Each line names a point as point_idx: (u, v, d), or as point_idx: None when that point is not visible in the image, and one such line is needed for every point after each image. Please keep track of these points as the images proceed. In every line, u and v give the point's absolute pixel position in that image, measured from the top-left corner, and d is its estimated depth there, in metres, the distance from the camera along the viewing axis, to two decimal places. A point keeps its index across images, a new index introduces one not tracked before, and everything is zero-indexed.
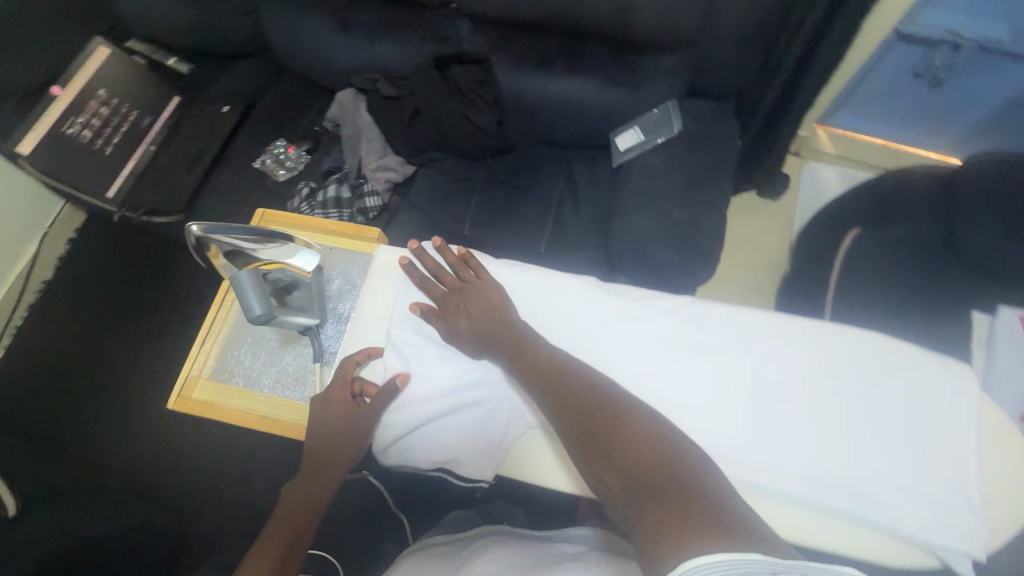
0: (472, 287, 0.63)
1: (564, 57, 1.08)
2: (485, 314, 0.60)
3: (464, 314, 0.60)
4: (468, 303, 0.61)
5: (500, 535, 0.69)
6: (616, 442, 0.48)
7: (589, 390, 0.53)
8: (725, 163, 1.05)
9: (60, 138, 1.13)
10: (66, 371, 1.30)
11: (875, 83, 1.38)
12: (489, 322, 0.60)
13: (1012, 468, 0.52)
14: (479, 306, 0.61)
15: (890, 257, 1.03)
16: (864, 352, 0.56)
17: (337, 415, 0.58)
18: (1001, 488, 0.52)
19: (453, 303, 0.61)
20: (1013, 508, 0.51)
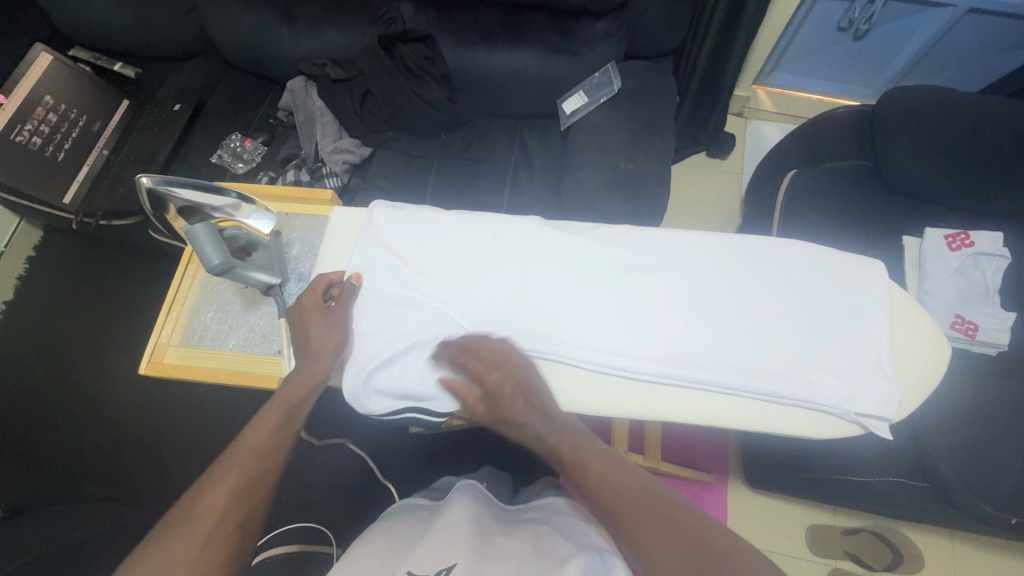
0: (503, 370, 0.57)
1: (506, 28, 1.11)
2: (517, 403, 0.56)
3: (504, 397, 0.57)
4: (503, 393, 0.57)
5: (476, 493, 0.72)
6: (663, 524, 0.49)
7: (631, 476, 0.52)
8: (665, 118, 1.11)
9: (7, 145, 1.11)
10: (39, 385, 1.31)
11: (805, 39, 1.45)
12: (531, 408, 0.57)
13: (910, 330, 0.60)
14: (513, 393, 0.57)
15: (826, 190, 1.09)
16: (788, 256, 0.62)
17: (318, 313, 0.61)
18: (905, 351, 0.59)
19: (493, 384, 0.57)
20: (917, 367, 0.58)
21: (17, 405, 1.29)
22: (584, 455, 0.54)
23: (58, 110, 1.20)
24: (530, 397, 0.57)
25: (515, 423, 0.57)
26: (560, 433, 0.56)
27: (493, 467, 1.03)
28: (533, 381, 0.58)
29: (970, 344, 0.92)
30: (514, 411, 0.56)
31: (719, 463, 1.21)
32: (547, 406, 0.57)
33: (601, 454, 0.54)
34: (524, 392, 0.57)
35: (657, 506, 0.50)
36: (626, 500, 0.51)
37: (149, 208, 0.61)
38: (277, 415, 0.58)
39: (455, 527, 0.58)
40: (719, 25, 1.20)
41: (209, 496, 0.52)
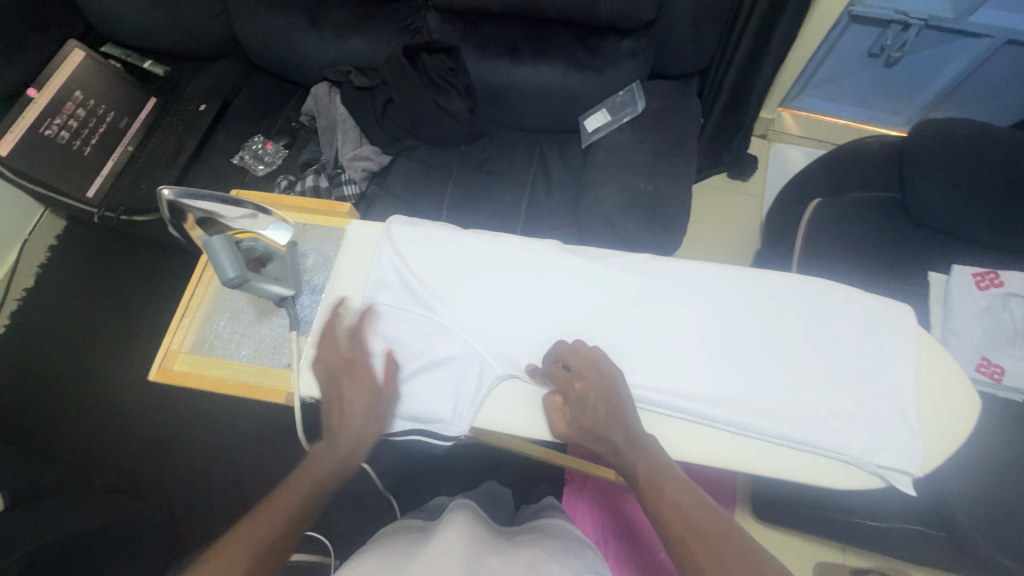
0: (591, 384, 0.55)
1: (531, 43, 1.11)
2: (599, 414, 0.54)
3: (586, 405, 0.55)
4: (588, 400, 0.55)
5: (473, 515, 0.69)
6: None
7: (706, 517, 0.49)
8: (688, 139, 1.10)
9: (36, 139, 1.14)
10: (52, 374, 1.33)
11: (834, 64, 1.43)
12: (614, 420, 0.54)
13: (936, 380, 0.57)
14: (596, 403, 0.55)
15: (849, 220, 1.07)
16: (814, 296, 0.60)
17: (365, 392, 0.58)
18: (929, 401, 0.57)
19: (576, 390, 0.55)
20: (940, 420, 0.56)
21: (31, 393, 1.32)
22: (660, 481, 0.51)
23: (87, 106, 1.22)
24: (616, 409, 0.55)
25: (593, 436, 0.55)
26: (641, 452, 0.53)
27: (495, 486, 1.02)
28: (619, 392, 0.55)
29: (995, 387, 0.88)
30: (591, 419, 0.55)
31: (726, 494, 1.16)
32: (631, 420, 0.54)
33: (681, 485, 0.51)
34: (609, 403, 0.55)
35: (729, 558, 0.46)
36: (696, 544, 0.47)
37: (168, 219, 0.62)
38: (319, 474, 0.56)
39: (451, 549, 0.55)
40: (747, 48, 1.19)
41: (238, 545, 0.52)
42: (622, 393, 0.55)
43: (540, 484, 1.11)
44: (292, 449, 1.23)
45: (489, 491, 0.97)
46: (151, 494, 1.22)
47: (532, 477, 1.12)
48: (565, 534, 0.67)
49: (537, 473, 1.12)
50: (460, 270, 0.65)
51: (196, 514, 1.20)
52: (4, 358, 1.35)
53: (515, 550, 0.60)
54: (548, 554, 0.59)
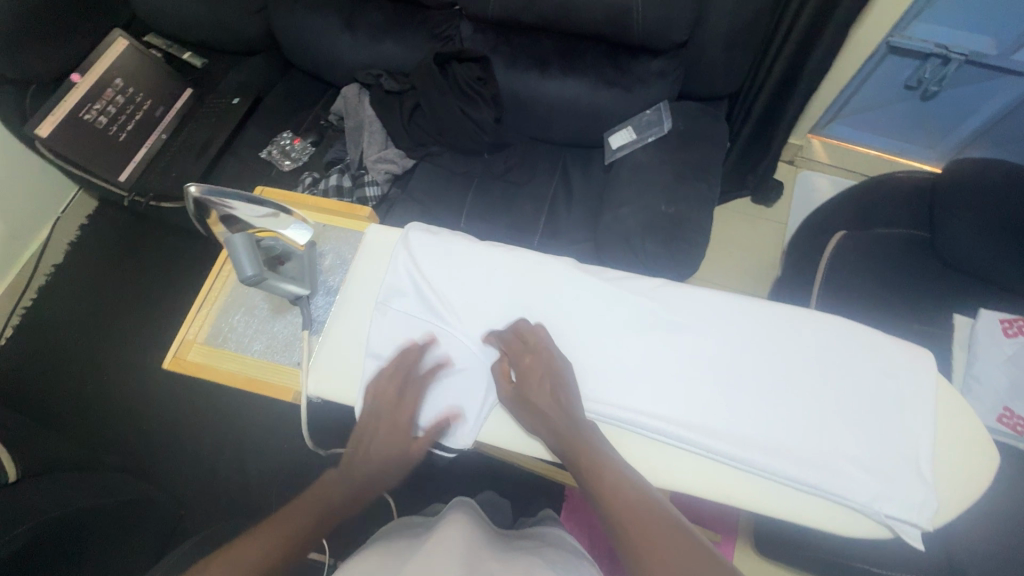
0: (541, 362, 0.59)
1: (561, 57, 1.12)
2: (543, 394, 0.57)
3: (531, 385, 0.58)
4: (530, 380, 0.58)
5: (475, 515, 0.68)
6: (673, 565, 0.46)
7: (647, 503, 0.51)
8: (713, 163, 1.09)
9: (75, 122, 1.18)
10: (73, 350, 1.37)
11: (868, 94, 1.40)
12: (556, 400, 0.57)
13: (955, 432, 0.56)
14: (540, 384, 0.57)
15: (873, 256, 1.04)
16: (830, 334, 0.58)
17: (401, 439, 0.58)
18: (948, 453, 0.55)
19: (524, 366, 0.58)
20: (955, 473, 0.55)
21: (53, 366, 1.36)
22: (600, 465, 0.53)
23: (126, 93, 1.26)
24: (559, 386, 0.57)
25: (534, 420, 0.57)
26: (582, 434, 0.55)
27: (494, 496, 1.02)
28: (565, 372, 0.58)
29: (1017, 440, 0.83)
30: (535, 398, 0.57)
31: (728, 526, 1.14)
32: (572, 402, 0.57)
33: (624, 474, 0.53)
34: (555, 381, 0.57)
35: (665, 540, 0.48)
36: (637, 531, 0.49)
37: (194, 212, 0.65)
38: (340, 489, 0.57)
39: (449, 549, 0.55)
40: (779, 73, 1.18)
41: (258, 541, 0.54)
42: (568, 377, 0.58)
43: (539, 499, 1.11)
44: (298, 443, 1.25)
45: (489, 501, 0.97)
46: (158, 476, 1.24)
47: (532, 492, 1.12)
48: (564, 544, 0.66)
49: (536, 489, 1.11)
50: (474, 282, 0.65)
51: (199, 498, 1.22)
52: (30, 331, 1.40)
53: (514, 553, 0.59)
54: (547, 561, 0.58)
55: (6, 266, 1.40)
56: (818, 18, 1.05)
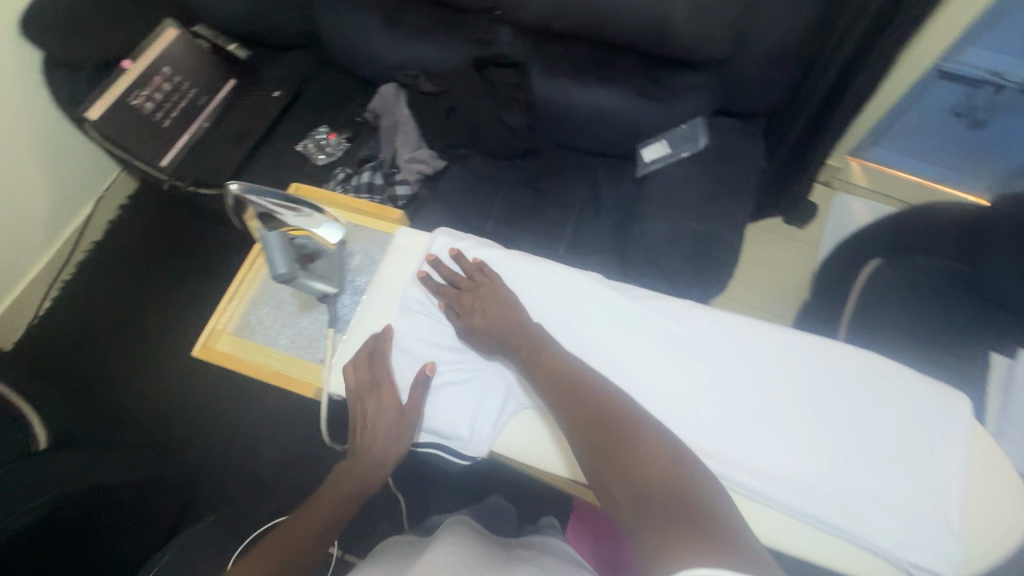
0: (488, 286, 0.65)
1: (598, 67, 1.12)
2: (495, 317, 0.62)
3: (478, 314, 0.63)
4: (479, 309, 0.63)
5: (470, 533, 0.69)
6: (625, 453, 0.50)
7: (605, 402, 0.55)
8: (747, 181, 1.07)
9: (123, 107, 1.22)
10: (106, 326, 1.43)
11: (912, 119, 1.36)
12: (508, 321, 0.62)
13: (989, 487, 0.54)
14: (494, 308, 0.63)
15: (907, 287, 1.02)
16: (857, 369, 0.58)
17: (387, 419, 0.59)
18: (983, 507, 0.53)
19: (465, 302, 0.64)
20: (988, 529, 0.52)
21: (88, 340, 1.41)
22: (600, 401, 0.55)
23: (172, 81, 1.30)
24: (502, 306, 0.63)
25: (489, 340, 0.62)
26: (538, 346, 0.60)
27: (500, 501, 1.02)
28: (508, 297, 0.64)
29: None
30: (477, 321, 0.63)
31: None
32: (521, 322, 0.62)
33: (584, 379, 0.57)
34: (500, 303, 0.63)
35: (620, 431, 0.52)
36: (590, 425, 0.53)
37: (237, 211, 0.69)
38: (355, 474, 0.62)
39: (444, 560, 0.56)
40: (821, 94, 1.15)
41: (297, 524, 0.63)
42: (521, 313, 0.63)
43: (546, 508, 1.11)
44: (314, 432, 1.27)
45: (493, 509, 0.97)
46: (178, 454, 1.28)
47: (540, 501, 1.11)
48: (562, 556, 0.66)
49: (544, 498, 1.11)
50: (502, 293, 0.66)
51: (216, 478, 1.26)
52: (69, 305, 1.45)
53: (515, 564, 0.59)
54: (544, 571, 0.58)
55: (50, 241, 1.46)
56: (866, 40, 1.03)
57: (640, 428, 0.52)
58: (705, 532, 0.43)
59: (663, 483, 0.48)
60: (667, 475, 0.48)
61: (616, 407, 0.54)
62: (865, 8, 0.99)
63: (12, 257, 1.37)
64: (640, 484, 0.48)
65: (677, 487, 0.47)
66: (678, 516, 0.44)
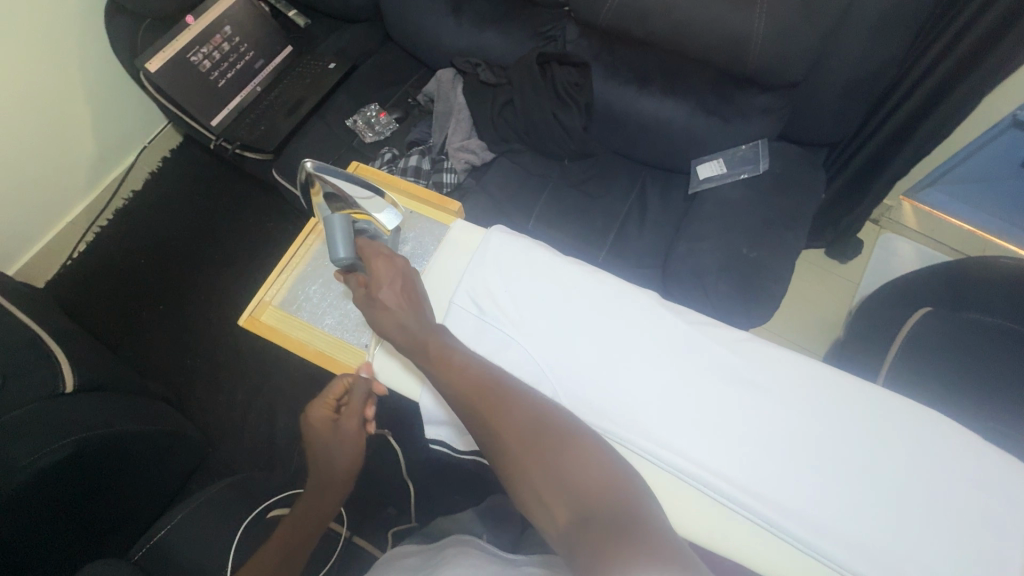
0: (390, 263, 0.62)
1: (663, 76, 1.09)
2: (398, 302, 0.60)
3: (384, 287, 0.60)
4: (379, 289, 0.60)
5: (475, 550, 0.68)
6: (551, 465, 0.48)
7: (527, 406, 0.52)
8: (803, 211, 1.04)
9: (181, 63, 1.22)
10: (136, 277, 1.44)
11: (978, 165, 1.32)
12: (404, 305, 0.60)
13: None
14: (392, 291, 0.60)
15: (959, 339, 0.96)
16: (910, 428, 0.57)
17: (353, 444, 0.64)
18: None
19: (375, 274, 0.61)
20: None
21: (120, 290, 1.43)
22: (514, 405, 0.52)
23: (232, 41, 1.29)
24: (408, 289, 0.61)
25: (385, 325, 0.59)
26: (429, 336, 0.58)
27: (504, 500, 1.02)
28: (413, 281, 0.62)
29: None
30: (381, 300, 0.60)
31: None
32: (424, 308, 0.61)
33: (498, 388, 0.54)
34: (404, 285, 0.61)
35: (547, 435, 0.50)
36: (514, 434, 0.50)
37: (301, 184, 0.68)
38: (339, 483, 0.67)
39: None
40: (891, 129, 1.11)
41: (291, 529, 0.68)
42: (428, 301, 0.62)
43: None
44: None
45: (499, 510, 0.96)
46: (194, 411, 1.29)
47: None
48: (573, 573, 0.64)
49: None
50: (529, 296, 0.66)
51: (228, 440, 1.26)
52: (104, 253, 1.47)
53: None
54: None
55: (92, 186, 1.46)
56: (949, 79, 0.99)
57: (568, 443, 0.50)
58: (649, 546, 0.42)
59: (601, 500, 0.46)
60: (602, 490, 0.47)
61: (526, 411, 0.52)
62: (954, 49, 0.95)
63: (54, 198, 1.38)
64: (583, 497, 0.46)
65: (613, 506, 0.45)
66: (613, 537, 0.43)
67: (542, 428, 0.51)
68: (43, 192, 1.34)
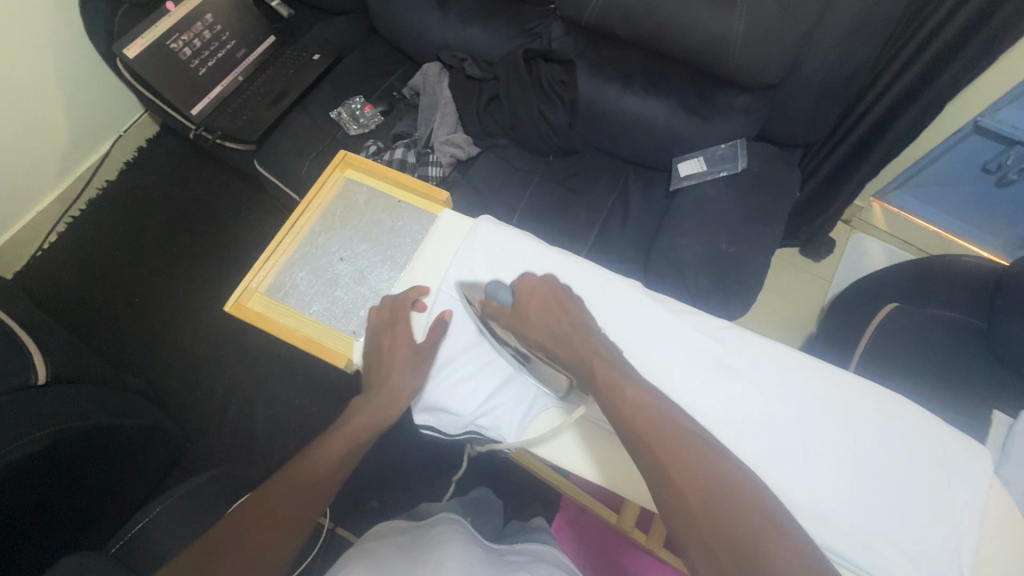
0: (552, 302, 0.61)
1: (646, 76, 1.12)
2: (548, 313, 0.60)
3: (532, 303, 0.61)
4: (528, 303, 0.61)
5: (462, 531, 0.69)
6: (741, 538, 0.44)
7: (711, 464, 0.48)
8: (780, 209, 1.07)
9: (161, 50, 1.20)
10: (111, 269, 1.41)
11: (942, 169, 1.37)
12: (553, 325, 0.59)
13: (988, 532, 0.58)
14: (540, 302, 0.61)
15: (926, 333, 1.00)
16: (880, 412, 0.61)
17: (408, 367, 0.64)
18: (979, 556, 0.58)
19: (523, 295, 0.61)
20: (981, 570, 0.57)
21: (94, 281, 1.39)
22: (705, 462, 0.48)
23: (214, 29, 1.27)
24: (554, 316, 0.60)
25: (538, 337, 0.59)
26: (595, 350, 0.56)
27: (486, 491, 1.03)
28: (568, 307, 0.60)
29: None
30: (529, 319, 0.60)
31: None
32: (563, 326, 0.59)
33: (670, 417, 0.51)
34: (555, 316, 0.60)
35: (732, 498, 0.46)
36: (696, 494, 0.46)
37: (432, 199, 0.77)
38: (352, 437, 0.64)
39: (441, 560, 0.56)
40: (862, 132, 1.16)
41: (279, 496, 0.60)
42: (562, 322, 0.59)
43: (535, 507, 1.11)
44: (311, 401, 1.26)
45: (479, 501, 0.97)
46: (171, 405, 1.27)
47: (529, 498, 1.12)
48: (553, 562, 0.66)
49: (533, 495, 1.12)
50: None
51: (207, 434, 1.24)
52: (78, 244, 1.44)
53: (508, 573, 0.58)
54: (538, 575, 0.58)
55: (64, 174, 1.42)
56: (917, 84, 1.04)
57: (759, 511, 0.45)
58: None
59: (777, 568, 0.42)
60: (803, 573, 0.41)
61: (710, 471, 0.47)
62: (921, 55, 0.99)
63: (24, 185, 1.34)
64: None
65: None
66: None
67: (727, 490, 0.46)
68: (13, 179, 1.30)
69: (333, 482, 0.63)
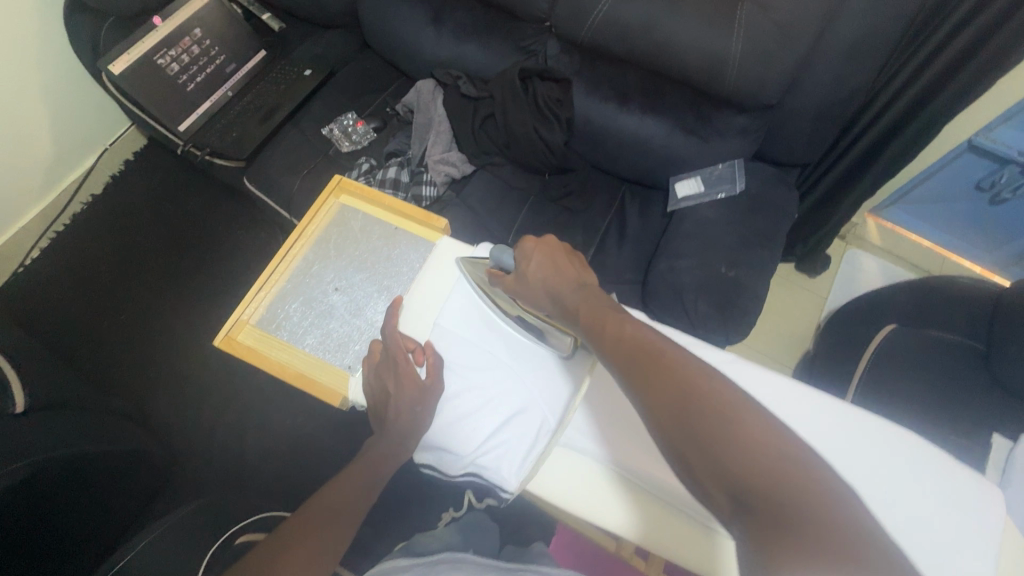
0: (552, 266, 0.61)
1: (644, 94, 1.10)
2: (547, 272, 0.61)
3: (532, 268, 0.61)
4: (528, 264, 0.62)
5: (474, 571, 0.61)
6: (719, 435, 0.41)
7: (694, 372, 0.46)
8: (777, 230, 1.06)
9: (149, 65, 1.18)
10: (95, 286, 1.37)
11: (936, 186, 1.37)
12: (551, 288, 0.60)
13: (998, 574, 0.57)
14: (539, 267, 0.61)
15: (926, 357, 0.98)
16: (884, 449, 0.59)
17: (415, 412, 0.61)
18: None
19: (522, 266, 0.62)
20: None
21: (79, 299, 1.36)
22: (686, 372, 0.46)
23: (202, 44, 1.25)
24: (551, 275, 0.60)
25: (535, 297, 0.61)
26: (585, 298, 0.57)
27: (481, 513, 1.00)
28: (564, 272, 0.60)
29: None
30: (532, 283, 0.61)
31: None
32: (560, 285, 0.59)
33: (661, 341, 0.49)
34: (553, 274, 0.60)
35: (711, 403, 0.43)
36: (671, 401, 0.44)
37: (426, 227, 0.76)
38: (362, 474, 0.66)
39: None
40: (858, 151, 1.15)
41: (303, 525, 0.60)
42: (558, 280, 0.60)
43: None
44: (301, 423, 1.23)
45: (474, 524, 0.94)
46: (155, 428, 1.23)
47: None
48: None
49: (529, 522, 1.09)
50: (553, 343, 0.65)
51: (193, 458, 1.21)
52: (62, 260, 1.40)
53: None
54: None
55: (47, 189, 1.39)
56: (913, 106, 1.03)
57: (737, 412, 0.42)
58: (859, 564, 0.33)
59: (786, 486, 0.38)
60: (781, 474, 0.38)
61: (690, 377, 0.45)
62: (918, 78, 0.99)
63: None
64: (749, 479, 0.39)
65: (811, 503, 0.37)
66: (805, 537, 0.35)
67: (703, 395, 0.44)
68: None
69: (353, 513, 0.64)
